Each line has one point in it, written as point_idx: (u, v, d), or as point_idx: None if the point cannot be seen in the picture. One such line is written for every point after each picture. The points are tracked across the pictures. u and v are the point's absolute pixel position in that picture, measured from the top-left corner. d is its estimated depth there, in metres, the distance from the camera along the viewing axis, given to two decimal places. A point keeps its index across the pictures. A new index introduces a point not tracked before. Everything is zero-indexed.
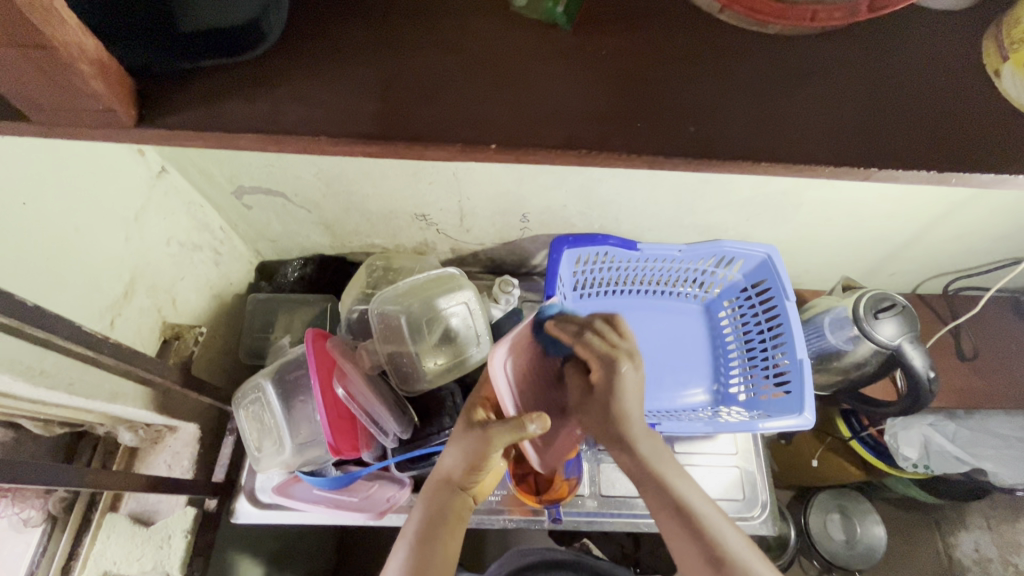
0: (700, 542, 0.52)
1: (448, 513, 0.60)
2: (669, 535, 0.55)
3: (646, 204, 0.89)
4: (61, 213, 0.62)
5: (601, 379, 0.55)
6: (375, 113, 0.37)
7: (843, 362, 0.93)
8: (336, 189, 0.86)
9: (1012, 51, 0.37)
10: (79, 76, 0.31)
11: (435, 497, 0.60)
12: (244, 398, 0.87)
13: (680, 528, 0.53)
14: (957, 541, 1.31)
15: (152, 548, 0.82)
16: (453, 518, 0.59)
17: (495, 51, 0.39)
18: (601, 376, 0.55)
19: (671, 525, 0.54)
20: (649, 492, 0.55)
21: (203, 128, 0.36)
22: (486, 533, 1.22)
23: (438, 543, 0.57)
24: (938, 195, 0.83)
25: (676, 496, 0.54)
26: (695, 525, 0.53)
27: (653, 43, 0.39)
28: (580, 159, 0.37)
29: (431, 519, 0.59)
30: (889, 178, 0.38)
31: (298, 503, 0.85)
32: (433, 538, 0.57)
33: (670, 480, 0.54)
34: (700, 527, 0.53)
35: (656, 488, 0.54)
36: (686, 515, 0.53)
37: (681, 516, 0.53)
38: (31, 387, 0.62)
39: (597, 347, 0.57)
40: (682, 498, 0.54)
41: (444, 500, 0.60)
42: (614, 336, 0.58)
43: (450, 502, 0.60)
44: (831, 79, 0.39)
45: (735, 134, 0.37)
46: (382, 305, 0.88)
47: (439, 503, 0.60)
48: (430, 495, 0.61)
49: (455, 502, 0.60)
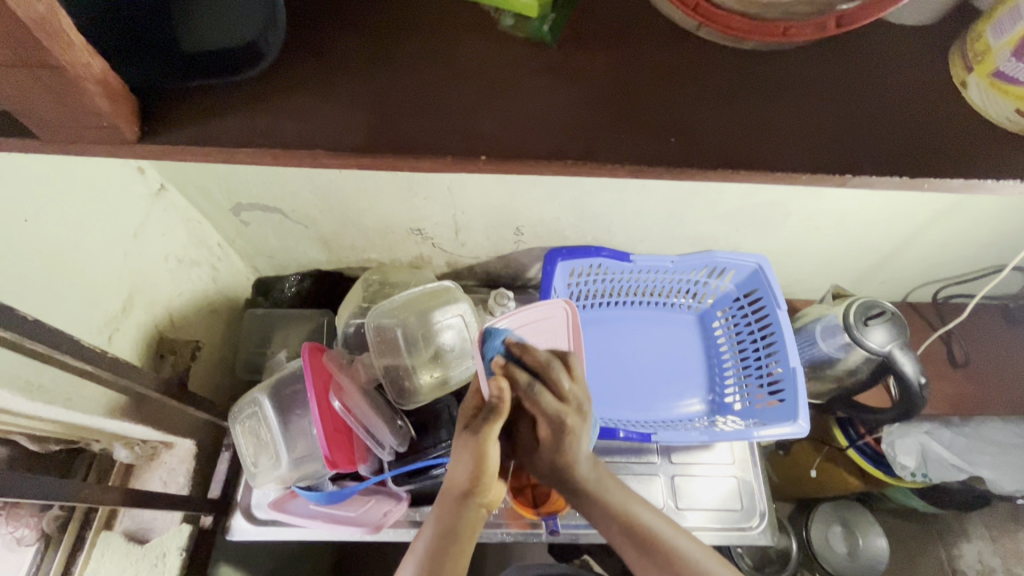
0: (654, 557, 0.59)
1: (460, 529, 0.59)
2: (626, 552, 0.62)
3: (637, 215, 0.91)
4: (62, 231, 0.63)
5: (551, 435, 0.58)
6: (368, 127, 0.38)
7: (837, 369, 0.95)
8: (333, 204, 0.88)
9: (976, 63, 0.39)
10: (85, 94, 0.33)
11: (447, 513, 0.60)
12: (240, 413, 0.88)
13: (634, 548, 0.61)
14: (961, 552, 1.30)
15: (146, 567, 0.81)
16: (466, 532, 0.60)
17: (485, 68, 0.41)
18: (551, 434, 0.58)
19: (626, 545, 0.61)
20: (603, 521, 0.61)
21: (204, 144, 0.38)
22: (485, 550, 1.21)
23: (449, 562, 0.58)
24: (921, 204, 0.85)
25: (631, 524, 0.61)
26: (650, 546, 0.60)
27: (635, 59, 0.41)
28: (566, 169, 0.39)
29: (442, 537, 0.59)
30: (863, 184, 0.39)
31: (294, 519, 0.83)
32: (445, 555, 0.58)
33: (621, 508, 0.61)
34: (652, 543, 0.60)
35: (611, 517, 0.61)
36: (642, 542, 0.60)
37: (637, 541, 0.60)
38: (29, 403, 0.62)
39: (551, 404, 0.55)
40: (636, 521, 0.61)
41: (455, 517, 0.59)
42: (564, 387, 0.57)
43: (462, 518, 0.59)
44: (804, 90, 0.41)
45: (715, 145, 0.39)
46: (376, 318, 0.89)
47: (451, 521, 0.59)
48: (441, 511, 0.60)
49: (468, 515, 0.60)
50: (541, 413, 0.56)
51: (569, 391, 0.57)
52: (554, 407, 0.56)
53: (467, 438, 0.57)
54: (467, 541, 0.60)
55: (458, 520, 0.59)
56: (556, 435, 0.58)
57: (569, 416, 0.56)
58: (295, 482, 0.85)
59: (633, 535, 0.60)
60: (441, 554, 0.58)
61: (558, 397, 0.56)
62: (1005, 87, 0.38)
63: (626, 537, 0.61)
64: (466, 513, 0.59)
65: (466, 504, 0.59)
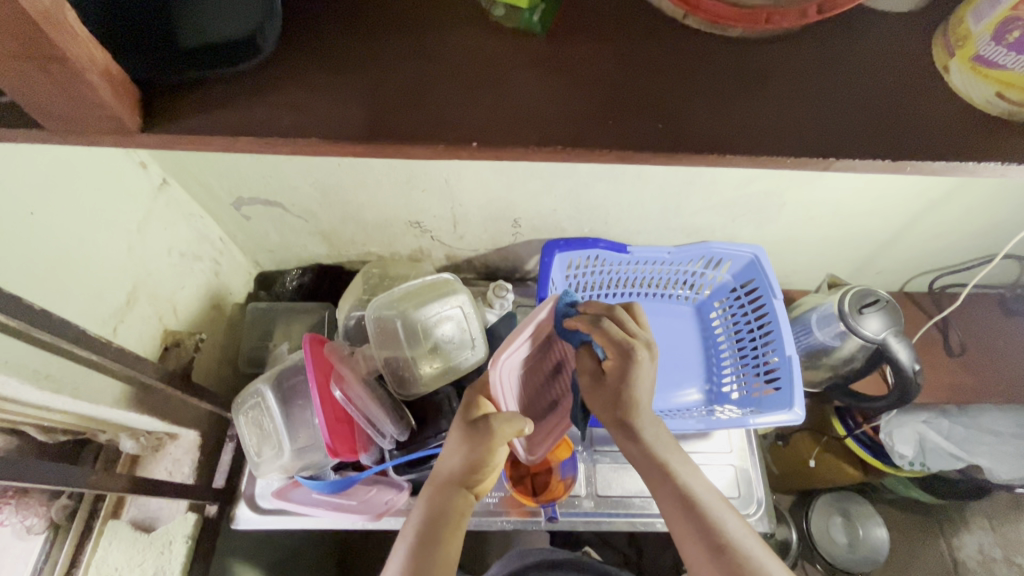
0: (705, 531, 0.57)
1: (450, 516, 0.59)
2: (676, 529, 0.59)
3: (633, 207, 0.92)
4: (67, 224, 0.65)
5: (617, 366, 0.60)
6: (363, 116, 0.39)
7: (832, 357, 0.96)
8: (333, 198, 0.89)
9: (957, 48, 0.40)
10: (87, 87, 0.34)
11: (434, 499, 0.60)
12: (243, 404, 0.90)
13: (683, 516, 0.58)
14: (961, 542, 1.32)
15: (153, 554, 0.82)
16: (455, 519, 0.59)
17: (479, 58, 0.42)
18: (618, 364, 0.60)
19: (676, 515, 0.59)
20: (658, 484, 0.61)
21: (204, 134, 0.39)
22: (489, 541, 1.23)
23: (438, 547, 0.57)
24: (916, 193, 0.86)
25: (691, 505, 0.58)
26: (700, 515, 0.58)
27: (622, 48, 0.42)
28: (555, 154, 0.40)
29: (432, 520, 0.59)
30: (848, 167, 0.40)
31: (300, 507, 0.87)
32: (436, 541, 0.57)
33: (674, 471, 0.61)
34: (699, 508, 0.58)
35: (664, 478, 0.60)
36: (699, 517, 0.58)
37: (687, 510, 0.58)
38: (38, 392, 0.64)
39: (617, 334, 0.59)
40: (687, 488, 0.60)
41: (445, 501, 0.60)
42: (633, 324, 0.62)
43: (451, 504, 0.60)
44: (786, 75, 0.42)
45: (702, 130, 0.40)
46: (377, 310, 0.89)
47: (437, 505, 0.60)
48: (430, 496, 0.61)
49: (460, 502, 0.60)
50: (612, 339, 0.59)
51: (636, 330, 0.62)
52: (623, 335, 0.60)
53: (477, 430, 0.60)
54: (457, 525, 0.59)
55: (449, 504, 0.60)
56: (624, 362, 0.59)
57: (638, 347, 0.59)
58: (298, 471, 0.86)
59: (682, 494, 0.59)
60: (432, 536, 0.58)
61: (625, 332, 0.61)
62: (984, 71, 0.39)
63: (676, 504, 0.59)
64: (456, 497, 0.60)
65: (457, 489, 0.60)
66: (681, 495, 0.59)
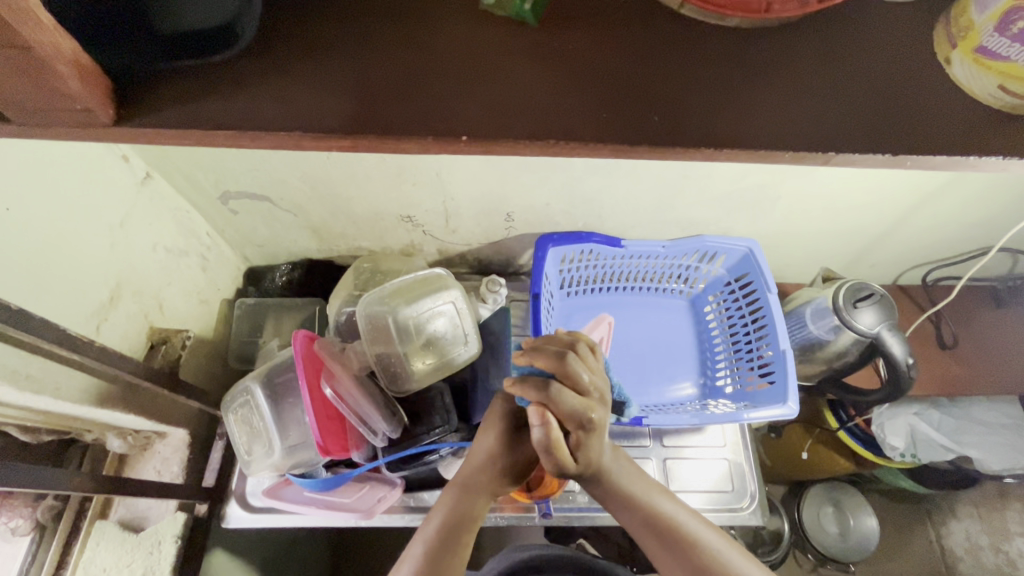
0: (681, 556, 0.55)
1: (470, 518, 0.59)
2: (647, 546, 0.58)
3: (627, 200, 0.91)
4: (47, 221, 0.63)
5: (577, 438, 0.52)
6: (348, 108, 0.38)
7: (826, 351, 0.95)
8: (322, 191, 0.87)
9: (959, 39, 0.39)
10: (56, 77, 0.32)
11: (458, 501, 0.60)
12: (232, 402, 0.88)
13: (658, 544, 0.57)
14: (949, 531, 1.34)
15: (141, 554, 0.81)
16: (474, 521, 0.59)
17: (469, 48, 0.40)
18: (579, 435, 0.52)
19: (648, 539, 0.57)
20: (623, 509, 0.59)
21: (185, 127, 0.37)
22: (483, 535, 1.23)
23: (457, 551, 0.57)
24: (912, 186, 0.85)
25: (662, 530, 0.57)
26: (675, 538, 0.56)
27: (618, 38, 0.41)
28: (548, 148, 0.38)
29: (454, 523, 0.58)
30: (846, 162, 0.39)
31: (288, 506, 0.85)
32: (455, 545, 0.57)
33: (643, 498, 0.58)
34: (675, 537, 0.56)
35: (629, 505, 0.58)
36: (673, 544, 0.56)
37: (660, 533, 0.57)
38: (18, 393, 0.62)
39: (575, 401, 0.51)
40: (657, 514, 0.58)
41: (470, 504, 0.59)
42: (588, 376, 0.53)
43: (475, 506, 0.60)
44: (786, 66, 0.41)
45: (699, 123, 0.39)
46: (368, 307, 0.87)
47: (462, 506, 0.59)
48: (455, 498, 0.60)
49: (482, 507, 0.60)
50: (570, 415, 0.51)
51: (593, 382, 0.53)
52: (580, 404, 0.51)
53: (524, 438, 0.62)
54: (473, 528, 0.59)
55: (473, 508, 0.59)
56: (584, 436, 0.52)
57: (596, 411, 0.52)
58: (289, 470, 0.85)
59: (654, 527, 0.57)
60: (452, 538, 0.57)
61: (579, 393, 0.52)
62: (986, 62, 0.38)
63: (643, 524, 0.57)
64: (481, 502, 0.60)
65: (485, 494, 0.60)
66: (653, 522, 0.57)
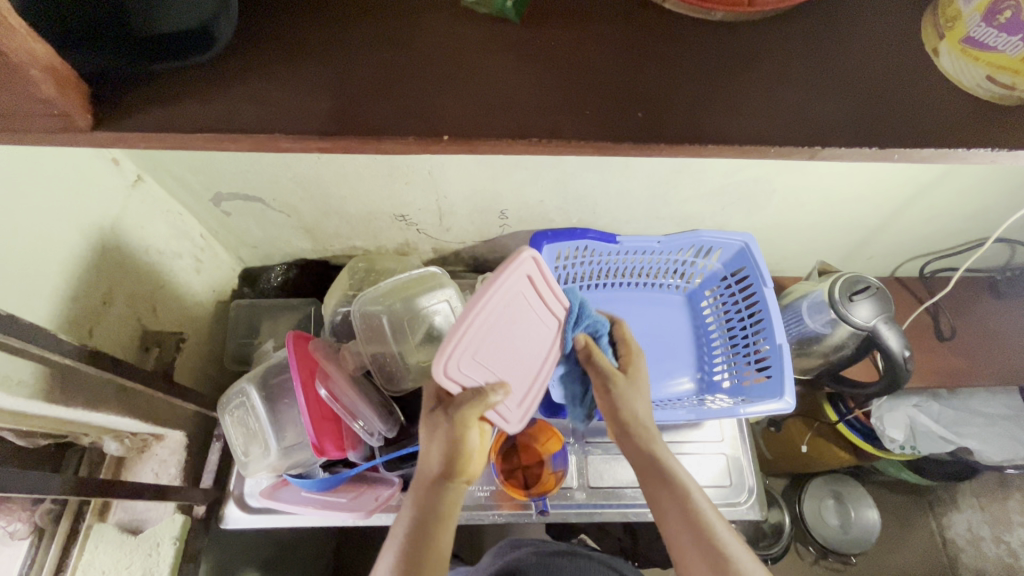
0: (689, 520, 0.59)
1: (437, 510, 0.59)
2: (665, 517, 0.61)
3: (622, 195, 0.91)
4: (36, 224, 0.63)
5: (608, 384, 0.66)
6: (329, 110, 0.38)
7: (823, 345, 0.94)
8: (314, 192, 0.87)
9: (947, 29, 0.39)
10: (30, 81, 0.32)
11: (423, 498, 0.60)
12: (228, 404, 0.88)
13: (672, 505, 0.60)
14: (950, 522, 1.33)
15: (141, 556, 0.82)
16: (445, 512, 0.59)
17: (451, 49, 0.40)
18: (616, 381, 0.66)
19: (668, 509, 0.61)
20: (645, 469, 0.64)
21: (162, 133, 0.37)
22: (485, 531, 1.24)
23: (431, 542, 0.58)
24: (906, 178, 0.84)
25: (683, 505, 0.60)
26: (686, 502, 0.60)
27: (599, 37, 0.40)
28: (531, 147, 0.38)
29: (419, 519, 0.59)
30: (834, 156, 0.39)
31: (283, 506, 0.84)
32: (426, 540, 0.58)
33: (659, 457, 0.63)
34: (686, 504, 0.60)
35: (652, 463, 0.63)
36: (690, 517, 0.59)
37: (681, 505, 0.60)
38: (9, 398, 0.62)
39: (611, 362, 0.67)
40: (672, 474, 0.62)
41: (432, 498, 0.60)
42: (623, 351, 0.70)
43: (438, 499, 0.60)
44: (775, 58, 0.40)
45: (682, 119, 0.38)
46: (362, 304, 0.86)
47: (427, 503, 0.60)
48: (417, 495, 0.61)
49: (447, 498, 0.60)
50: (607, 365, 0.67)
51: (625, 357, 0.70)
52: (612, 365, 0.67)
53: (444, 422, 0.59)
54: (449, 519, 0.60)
55: (437, 501, 0.60)
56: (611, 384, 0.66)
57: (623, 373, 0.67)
58: (285, 470, 0.86)
59: (669, 484, 0.61)
60: (423, 531, 0.59)
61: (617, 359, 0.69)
62: (975, 53, 0.38)
63: (662, 489, 0.62)
64: (444, 494, 0.60)
65: (443, 484, 0.60)
66: (670, 483, 0.61)
